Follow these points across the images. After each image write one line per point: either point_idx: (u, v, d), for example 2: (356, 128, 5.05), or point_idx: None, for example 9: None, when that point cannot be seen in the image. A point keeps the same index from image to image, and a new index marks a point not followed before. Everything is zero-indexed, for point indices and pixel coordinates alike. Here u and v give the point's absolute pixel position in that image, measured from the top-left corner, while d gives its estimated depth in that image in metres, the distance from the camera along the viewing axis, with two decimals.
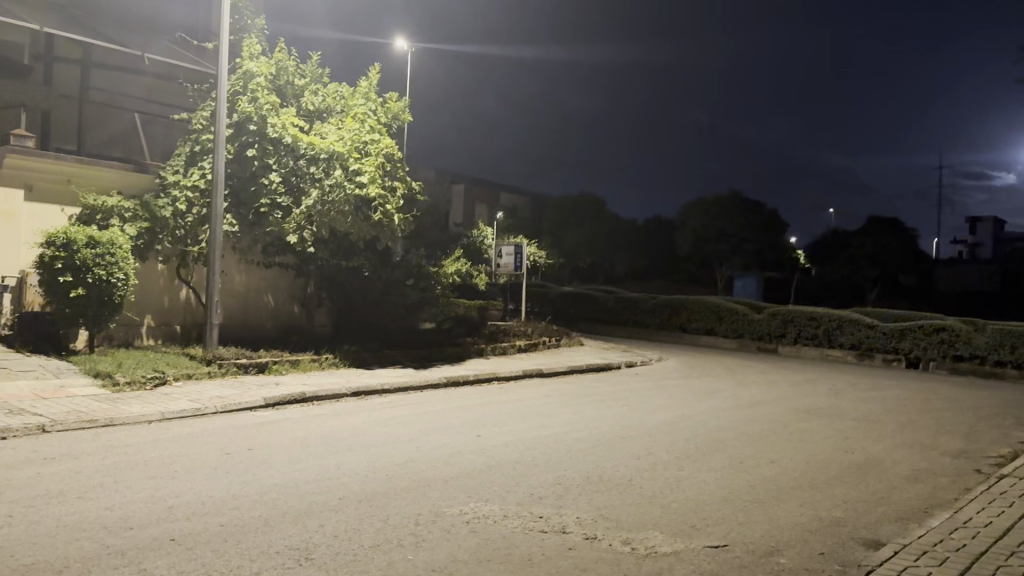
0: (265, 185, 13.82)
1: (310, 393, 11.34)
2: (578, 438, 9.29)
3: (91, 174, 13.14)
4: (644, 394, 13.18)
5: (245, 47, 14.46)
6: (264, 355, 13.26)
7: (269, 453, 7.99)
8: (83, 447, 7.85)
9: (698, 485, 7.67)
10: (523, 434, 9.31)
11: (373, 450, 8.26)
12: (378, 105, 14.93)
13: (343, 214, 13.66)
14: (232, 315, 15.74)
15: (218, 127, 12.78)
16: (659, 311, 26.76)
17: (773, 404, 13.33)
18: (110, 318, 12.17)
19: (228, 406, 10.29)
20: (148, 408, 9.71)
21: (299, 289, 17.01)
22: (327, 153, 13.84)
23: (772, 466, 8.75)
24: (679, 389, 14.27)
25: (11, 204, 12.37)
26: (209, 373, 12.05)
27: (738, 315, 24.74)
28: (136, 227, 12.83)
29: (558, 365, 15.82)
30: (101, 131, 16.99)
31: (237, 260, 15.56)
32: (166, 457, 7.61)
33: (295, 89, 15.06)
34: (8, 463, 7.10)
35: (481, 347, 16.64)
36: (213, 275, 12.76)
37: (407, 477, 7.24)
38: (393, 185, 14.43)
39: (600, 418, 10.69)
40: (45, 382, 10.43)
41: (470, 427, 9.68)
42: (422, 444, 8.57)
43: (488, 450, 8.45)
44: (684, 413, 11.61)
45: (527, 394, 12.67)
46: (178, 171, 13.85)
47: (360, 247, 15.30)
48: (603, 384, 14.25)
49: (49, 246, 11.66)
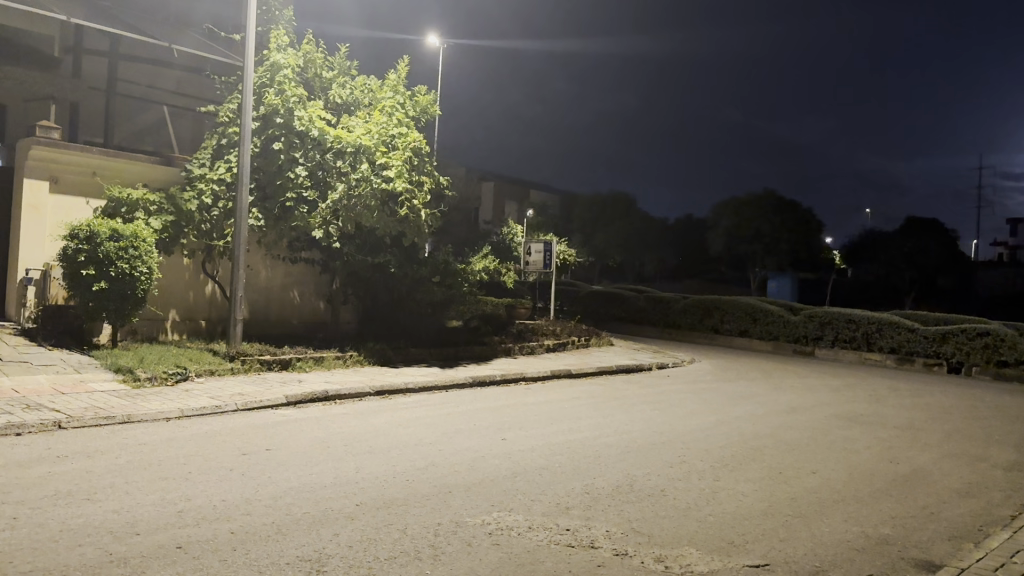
0: (293, 178, 13.47)
1: (332, 392, 11.06)
2: (607, 443, 8.91)
3: (116, 167, 13.01)
4: (676, 398, 12.73)
5: (273, 38, 14.15)
6: (288, 352, 13.05)
7: (288, 454, 7.72)
8: (98, 445, 7.63)
9: (734, 497, 7.24)
10: (550, 439, 8.93)
11: (394, 453, 7.94)
12: (406, 98, 14.70)
13: (369, 209, 13.42)
14: (257, 311, 15.57)
15: (245, 120, 12.57)
16: (691, 312, 26.21)
17: (811, 410, 12.80)
18: (133, 311, 12.02)
19: (249, 403, 10.05)
20: (168, 405, 9.50)
21: (324, 286, 16.78)
22: (353, 147, 13.52)
23: (813, 477, 8.29)
24: (713, 392, 13.79)
25: (36, 196, 12.25)
26: (231, 370, 11.86)
27: (773, 317, 24.09)
28: (161, 220, 12.69)
29: (586, 366, 15.43)
30: (128, 125, 17.00)
31: (263, 255, 15.38)
32: (181, 457, 7.37)
33: (323, 82, 14.82)
34: (20, 461, 6.89)
35: (508, 346, 16.28)
36: (238, 270, 12.57)
37: (428, 483, 6.90)
38: (421, 179, 14.20)
39: (630, 422, 10.29)
40: (66, 377, 10.29)
41: (496, 429, 9.33)
42: (445, 447, 8.24)
43: (513, 455, 8.10)
44: (718, 418, 11.15)
45: (555, 395, 12.30)
46: (204, 164, 13.71)
47: (386, 243, 15.05)
48: (633, 386, 13.81)
49: (73, 239, 11.54)
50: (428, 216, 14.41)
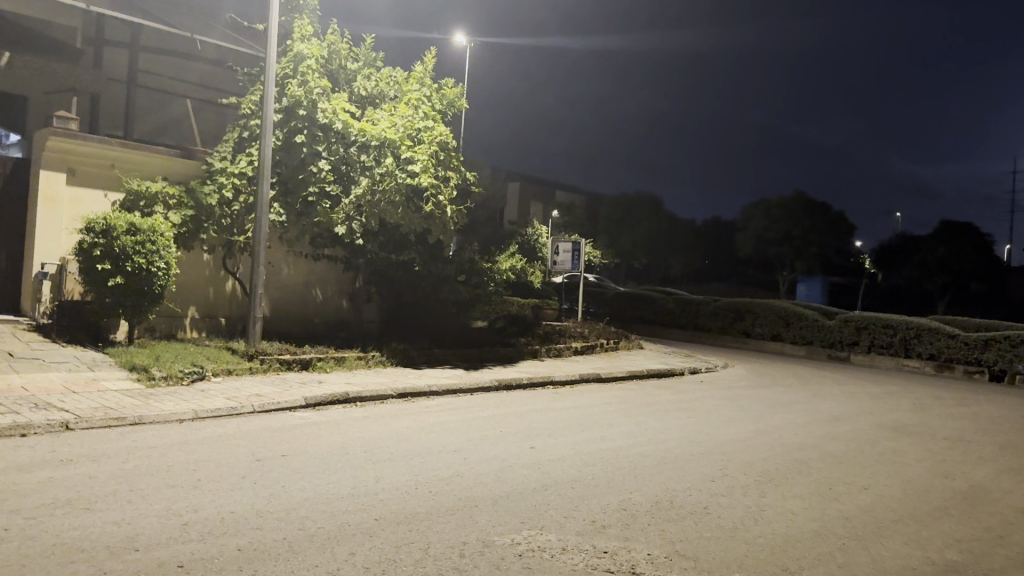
0: (315, 172, 13.04)
1: (353, 393, 10.60)
2: (643, 453, 8.36)
3: (136, 159, 12.70)
4: (713, 405, 12.13)
5: (296, 29, 13.80)
6: (309, 351, 12.64)
7: (304, 460, 7.27)
8: (104, 448, 7.23)
9: (783, 517, 6.67)
10: (582, 448, 8.41)
11: (416, 461, 7.46)
12: (432, 91, 14.26)
13: (394, 205, 12.99)
14: (278, 309, 15.21)
15: (266, 112, 12.15)
16: (722, 315, 25.52)
17: (855, 419, 12.14)
18: (150, 308, 11.69)
19: (266, 405, 9.62)
20: (182, 405, 9.12)
21: (347, 284, 16.39)
22: (378, 141, 13.07)
23: (865, 495, 7.69)
24: (750, 399, 13.16)
25: (52, 188, 11.91)
26: (250, 369, 11.46)
27: (808, 321, 23.33)
28: (180, 214, 12.35)
29: (616, 369, 14.85)
30: (150, 119, 16.79)
31: (285, 252, 15.03)
32: (192, 463, 6.94)
33: (348, 74, 14.37)
34: (21, 465, 6.50)
35: (535, 348, 15.77)
36: (258, 266, 12.16)
37: (452, 495, 6.41)
38: (447, 174, 13.78)
39: (666, 431, 9.73)
40: (78, 375, 9.95)
41: (524, 436, 8.83)
42: (471, 456, 7.75)
43: (543, 465, 7.58)
44: (759, 428, 10.56)
45: (585, 400, 11.77)
46: (225, 157, 13.38)
47: (411, 240, 14.60)
48: (666, 391, 13.23)
49: (89, 232, 11.25)
50: (454, 212, 13.87)
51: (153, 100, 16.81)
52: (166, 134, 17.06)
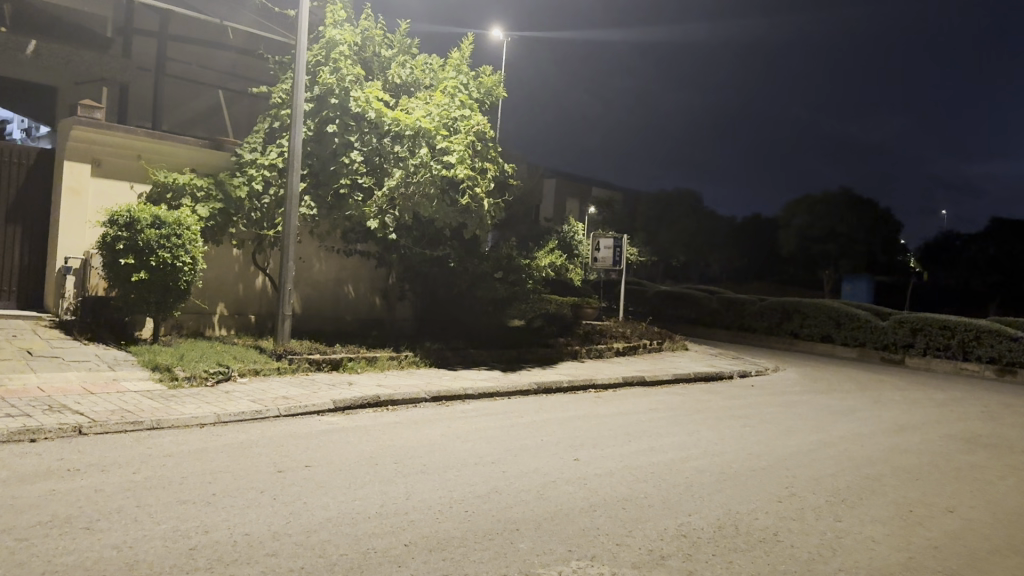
0: (347, 163, 12.47)
1: (384, 397, 10.00)
2: (699, 468, 7.64)
3: (163, 150, 12.27)
4: (768, 413, 11.30)
5: (329, 14, 13.25)
6: (340, 351, 12.10)
7: (329, 472, 6.67)
8: (116, 457, 6.69)
9: (866, 547, 5.91)
10: (631, 461, 7.70)
11: (450, 475, 6.80)
12: (470, 79, 13.63)
13: (428, 198, 12.34)
14: (310, 307, 14.70)
15: (296, 101, 11.62)
16: (769, 315, 24.51)
17: (924, 430, 11.22)
18: (176, 304, 11.22)
19: (292, 408, 9.06)
20: (204, 408, 8.59)
21: (380, 281, 15.84)
22: (412, 130, 12.45)
23: (951, 519, 6.87)
24: (808, 407, 12.30)
25: (77, 180, 11.50)
26: (278, 369, 10.95)
27: (861, 321, 22.23)
28: (208, 208, 11.90)
29: (661, 372, 14.09)
30: (182, 110, 16.47)
31: (317, 246, 14.53)
32: (209, 474, 6.39)
33: (382, 62, 13.73)
34: (24, 475, 5.99)
35: (575, 349, 15.08)
36: (287, 262, 11.62)
37: (491, 517, 5.75)
38: (484, 165, 13.06)
39: (721, 442, 8.96)
40: (98, 375, 9.51)
41: (566, 447, 8.15)
42: (510, 469, 7.09)
43: (590, 482, 6.87)
44: (822, 441, 9.72)
45: (631, 405, 11.04)
46: (255, 149, 12.93)
47: (446, 235, 13.97)
48: (716, 397, 12.44)
49: (113, 225, 10.85)
50: (491, 206, 13.17)
51: (184, 91, 16.48)
52: (199, 125, 16.76)
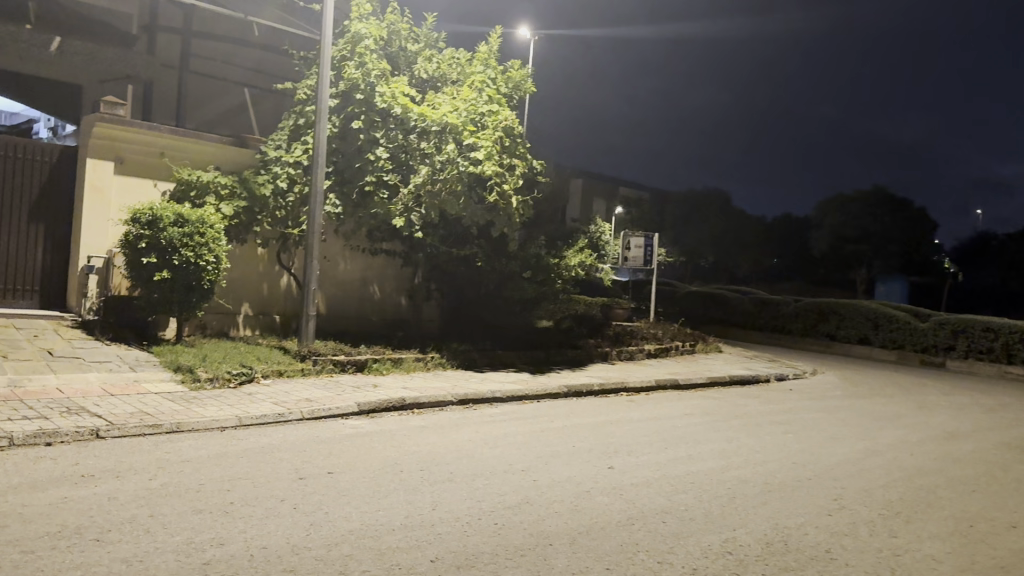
0: (372, 160, 12.21)
1: (411, 399, 9.69)
2: (741, 479, 7.23)
3: (187, 147, 12.09)
4: (809, 419, 10.82)
5: (354, 7, 12.96)
6: (365, 351, 11.83)
7: (352, 480, 6.36)
8: (133, 462, 6.44)
9: (928, 566, 5.46)
10: (669, 469, 7.31)
11: (479, 484, 6.45)
12: (498, 73, 13.28)
13: (455, 195, 12.02)
14: (334, 307, 14.45)
15: (320, 98, 11.33)
16: (803, 316, 23.91)
17: (975, 437, 10.67)
18: (199, 304, 11.02)
19: (316, 411, 8.77)
20: (225, 411, 8.33)
21: (406, 280, 15.55)
22: (439, 126, 12.15)
23: (1016, 536, 6.40)
24: (850, 412, 11.79)
25: (100, 178, 11.35)
26: (302, 371, 10.69)
27: (900, 323, 21.55)
28: (232, 206, 11.69)
29: (695, 375, 13.64)
30: (207, 108, 16.33)
31: (342, 245, 14.28)
32: (228, 481, 6.12)
33: (409, 57, 13.44)
34: (36, 482, 5.75)
35: (605, 351, 14.68)
36: (312, 261, 11.37)
37: (523, 530, 5.40)
38: (512, 162, 12.60)
39: (762, 450, 8.53)
40: (119, 376, 9.31)
41: (599, 454, 7.77)
42: (542, 478, 6.74)
43: (627, 492, 6.49)
44: (869, 449, 9.24)
45: (666, 410, 10.63)
46: (280, 146, 12.73)
47: (473, 233, 13.64)
48: (753, 401, 11.97)
49: (135, 223, 10.67)
50: (520, 203, 12.78)
51: (209, 89, 16.32)
52: (224, 123, 16.72)
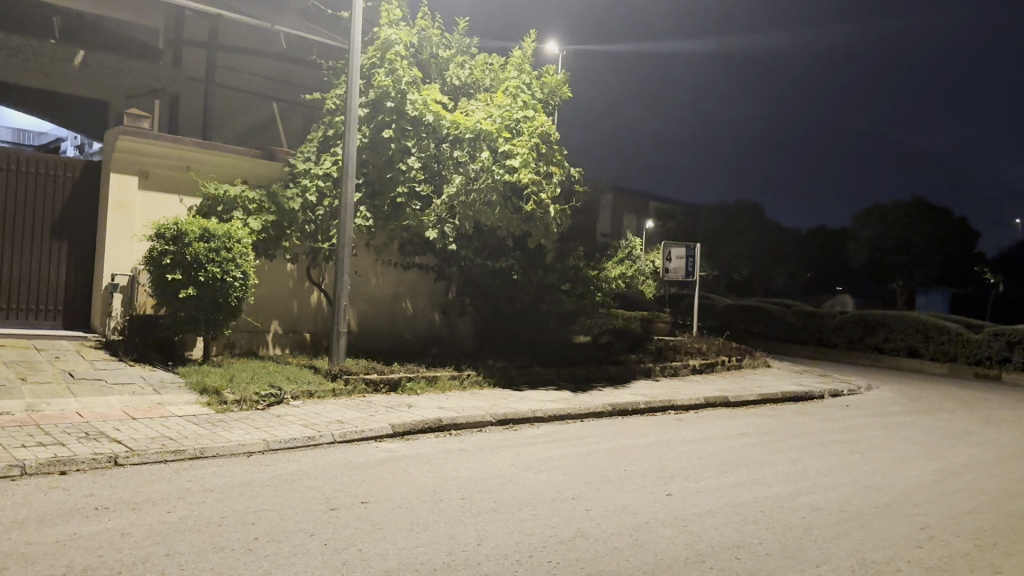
0: (404, 171, 11.76)
1: (447, 420, 9.14)
2: (814, 507, 6.56)
3: (213, 160, 11.75)
4: (874, 438, 10.06)
5: (383, 14, 12.54)
6: (398, 369, 11.31)
7: (388, 511, 5.80)
8: (151, 492, 5.96)
9: None
10: (733, 496, 6.66)
11: (526, 515, 5.86)
12: (533, 78, 12.79)
13: (489, 205, 11.52)
14: (366, 324, 13.96)
15: (349, 106, 10.86)
16: (849, 328, 23.00)
17: None
18: (226, 323, 10.62)
19: (348, 434, 8.24)
20: (252, 435, 7.84)
21: (439, 296, 15.04)
22: (472, 133, 11.60)
23: None
24: (916, 429, 10.97)
25: (123, 192, 11.02)
26: (333, 392, 10.19)
27: (951, 334, 20.53)
28: (260, 220, 11.30)
29: (745, 391, 12.90)
30: (235, 123, 16.11)
31: (373, 260, 13.83)
32: (253, 513, 5.60)
33: (440, 63, 12.98)
34: (47, 517, 5.29)
35: (648, 366, 14.03)
36: (343, 277, 10.89)
37: (579, 569, 4.80)
38: (548, 169, 12.02)
39: (831, 474, 7.82)
40: (142, 398, 8.89)
41: (654, 479, 7.14)
42: (595, 507, 6.13)
43: (691, 523, 5.85)
44: (946, 470, 8.47)
45: (719, 429, 9.93)
46: (309, 158, 12.34)
47: (507, 245, 13.07)
48: (810, 419, 11.22)
49: (159, 239, 10.29)
50: (557, 213, 12.20)
51: (237, 103, 16.12)
52: (254, 136, 16.41)
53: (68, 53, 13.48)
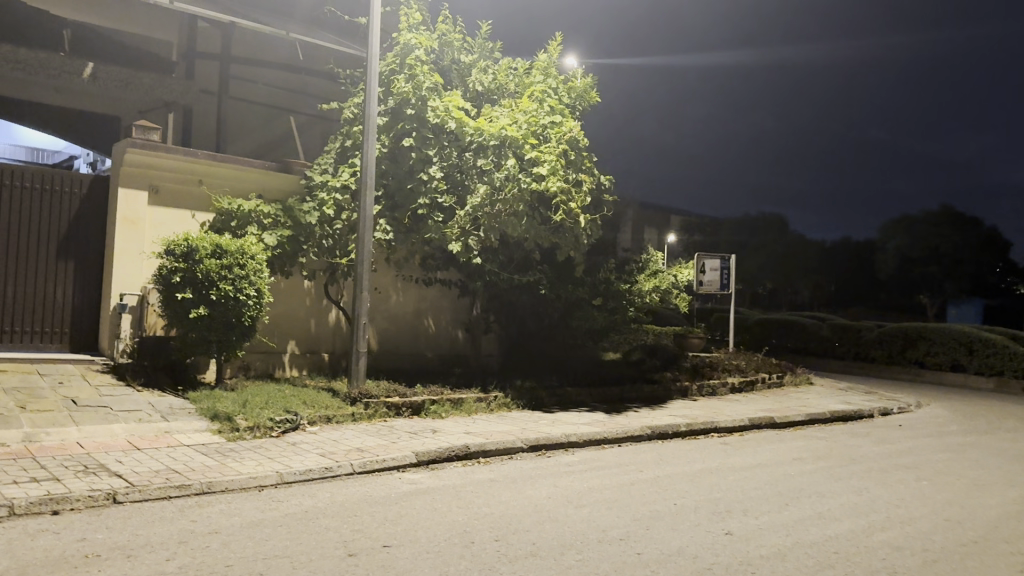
0: (425, 181, 11.11)
1: (475, 447, 8.46)
2: (895, 546, 5.79)
3: (226, 174, 11.24)
4: (937, 462, 9.25)
5: (403, 17, 11.96)
6: (421, 391, 10.65)
7: (414, 557, 5.12)
8: (150, 536, 5.32)
9: None
10: (802, 535, 5.91)
11: (570, 560, 5.15)
12: (560, 83, 12.26)
13: (516, 216, 10.87)
14: (386, 343, 13.35)
15: (367, 114, 10.27)
16: (887, 342, 22.14)
17: None
18: (239, 343, 10.00)
19: (369, 464, 7.58)
20: (265, 466, 7.20)
21: (462, 313, 14.38)
22: (497, 140, 11.02)
23: None
24: (981, 451, 10.13)
25: (133, 208, 10.53)
26: (352, 416, 9.56)
27: (998, 347, 19.53)
28: (275, 235, 10.72)
29: (790, 411, 12.09)
30: (249, 136, 15.66)
31: (393, 275, 13.22)
32: (262, 560, 4.94)
33: (462, 69, 12.36)
34: (28, 569, 4.65)
35: (684, 386, 13.27)
36: (362, 294, 10.26)
37: None
38: (578, 177, 11.42)
39: (904, 505, 7.03)
40: (149, 426, 8.31)
41: (709, 514, 6.41)
42: (648, 550, 5.41)
43: (760, 569, 5.11)
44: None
45: (769, 455, 9.16)
46: (326, 170, 11.82)
47: (534, 259, 12.43)
48: (865, 441, 10.39)
49: (169, 256, 9.75)
50: (587, 223, 11.57)
51: (251, 117, 15.72)
52: (270, 151, 15.96)
53: (77, 65, 13.11)
